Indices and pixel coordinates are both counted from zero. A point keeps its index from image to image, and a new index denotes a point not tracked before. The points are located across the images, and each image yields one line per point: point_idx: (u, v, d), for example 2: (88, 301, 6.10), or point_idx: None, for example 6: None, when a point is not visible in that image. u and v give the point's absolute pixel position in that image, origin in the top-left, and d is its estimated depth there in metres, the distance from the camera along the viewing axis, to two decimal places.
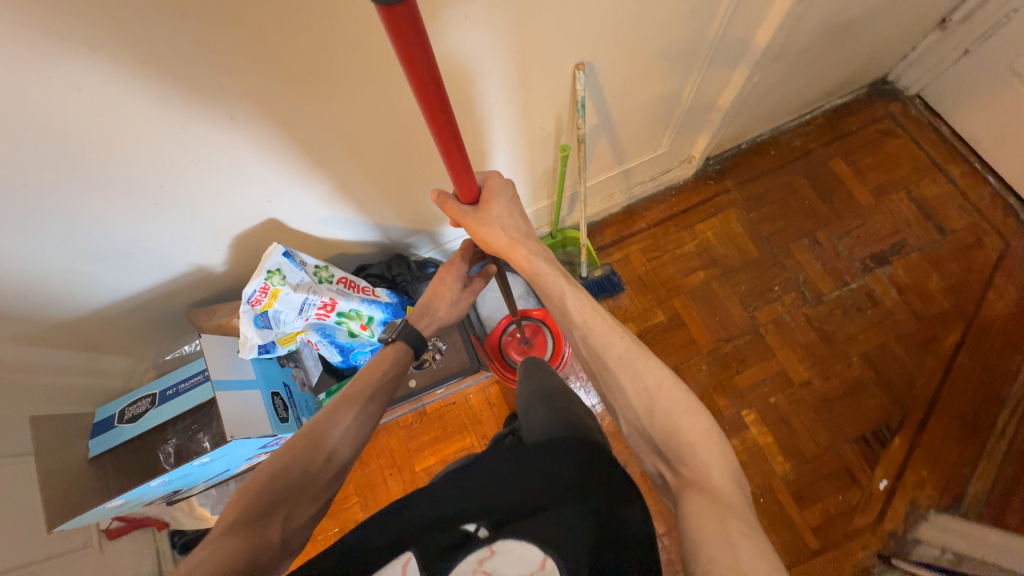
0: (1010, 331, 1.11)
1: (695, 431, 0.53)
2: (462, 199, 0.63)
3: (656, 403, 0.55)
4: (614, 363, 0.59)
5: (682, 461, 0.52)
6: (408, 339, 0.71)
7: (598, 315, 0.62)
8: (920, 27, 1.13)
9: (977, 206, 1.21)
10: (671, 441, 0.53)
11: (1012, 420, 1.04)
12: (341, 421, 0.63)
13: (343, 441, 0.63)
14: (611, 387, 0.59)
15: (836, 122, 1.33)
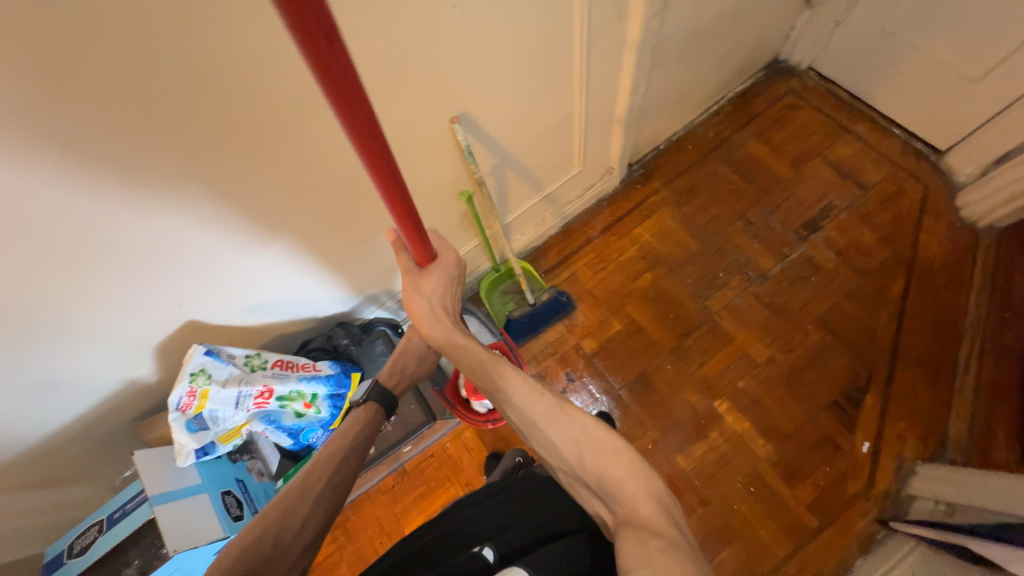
0: (952, 268, 1.14)
1: (619, 469, 0.55)
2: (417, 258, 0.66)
3: (583, 450, 0.58)
4: (541, 421, 0.61)
5: (616, 504, 0.54)
6: (378, 398, 0.75)
7: (518, 375, 0.66)
8: (789, 9, 1.20)
9: (891, 157, 1.26)
10: (602, 483, 0.55)
11: (972, 355, 1.06)
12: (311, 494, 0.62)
13: (315, 508, 0.62)
14: (544, 444, 0.61)
15: (743, 107, 1.39)
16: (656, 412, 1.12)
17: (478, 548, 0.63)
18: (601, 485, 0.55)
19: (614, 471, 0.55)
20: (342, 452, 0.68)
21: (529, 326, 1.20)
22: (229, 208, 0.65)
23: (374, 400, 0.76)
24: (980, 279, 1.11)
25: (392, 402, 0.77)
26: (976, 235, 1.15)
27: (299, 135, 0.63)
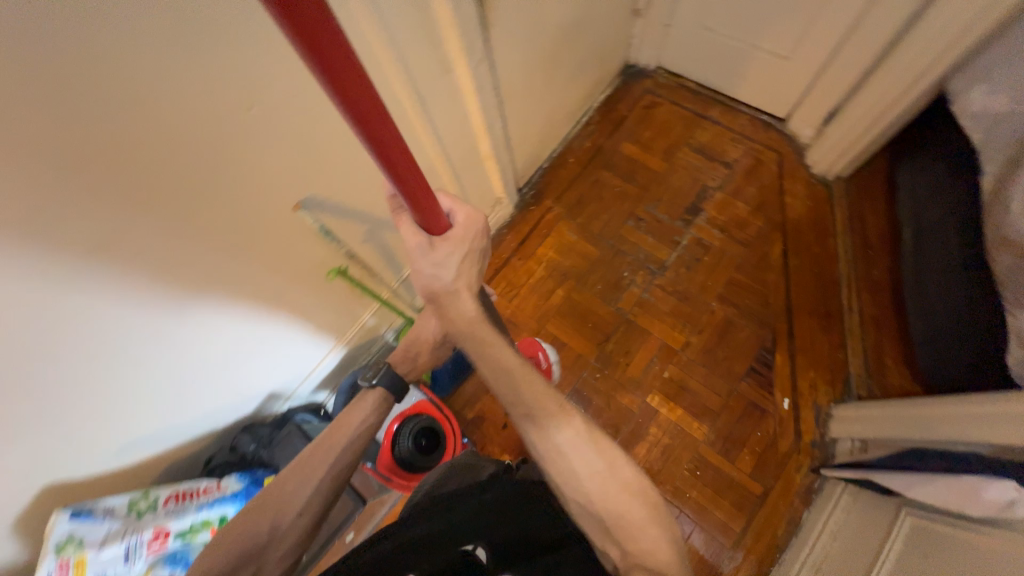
0: (818, 221, 1.26)
1: (639, 515, 0.61)
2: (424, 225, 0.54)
3: (608, 492, 0.62)
4: (567, 445, 0.63)
5: (627, 541, 0.60)
6: (388, 383, 0.78)
7: (558, 398, 0.65)
8: (621, 21, 1.30)
9: (745, 133, 1.38)
10: (621, 522, 0.60)
11: (851, 296, 1.17)
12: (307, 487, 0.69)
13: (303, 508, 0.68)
14: (560, 469, 0.63)
15: (610, 114, 1.47)
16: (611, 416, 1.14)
17: (472, 549, 0.59)
18: (613, 522, 0.60)
19: (633, 516, 0.61)
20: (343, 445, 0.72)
21: (455, 372, 1.20)
22: (54, 363, 0.58)
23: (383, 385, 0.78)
24: (842, 226, 1.24)
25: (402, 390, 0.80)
26: (829, 188, 1.28)
27: (115, 270, 0.58)
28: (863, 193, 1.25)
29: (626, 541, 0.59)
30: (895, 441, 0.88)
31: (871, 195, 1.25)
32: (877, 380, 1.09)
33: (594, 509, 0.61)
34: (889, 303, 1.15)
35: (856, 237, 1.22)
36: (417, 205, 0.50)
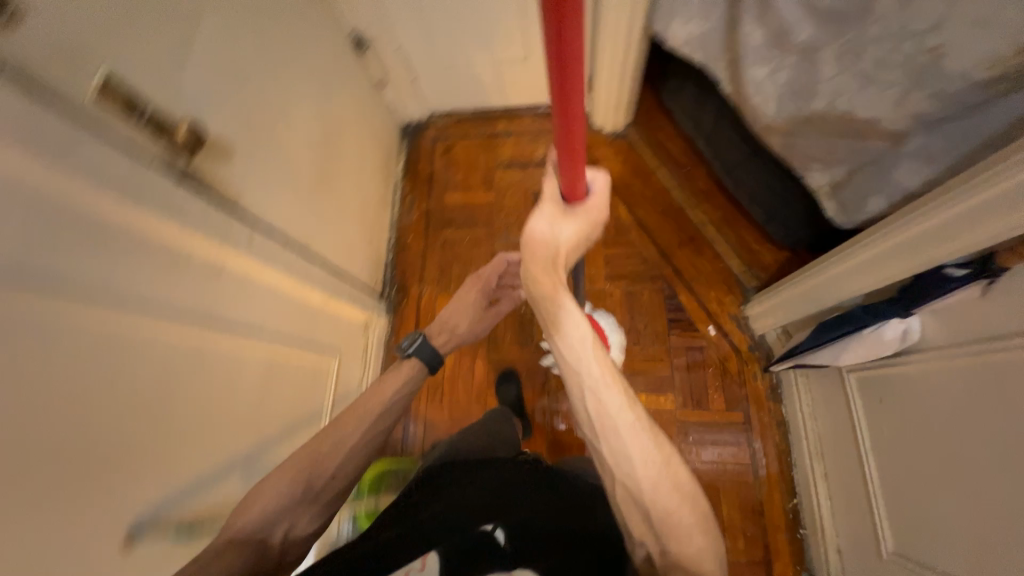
0: (636, 169, 1.37)
1: (689, 515, 0.51)
2: (569, 193, 0.59)
3: (659, 488, 0.51)
4: (625, 424, 0.53)
5: (672, 541, 0.50)
6: (424, 355, 0.83)
7: (614, 368, 0.57)
8: (369, 98, 1.26)
9: (537, 130, 1.45)
10: (668, 523, 0.50)
11: (697, 213, 1.30)
12: (346, 439, 0.69)
13: (342, 463, 0.68)
14: (613, 452, 0.53)
15: (417, 177, 1.45)
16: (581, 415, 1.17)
17: (491, 528, 0.55)
18: (660, 520, 0.50)
19: (685, 521, 0.51)
20: (381, 409, 0.74)
21: None
22: None
23: (422, 358, 0.83)
24: (655, 162, 1.37)
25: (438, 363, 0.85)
26: (627, 138, 1.40)
27: None
28: (652, 127, 1.39)
29: (680, 546, 0.49)
30: (793, 323, 0.97)
31: (658, 126, 1.39)
32: (756, 266, 1.22)
33: (641, 504, 0.51)
34: (724, 201, 1.29)
35: (670, 163, 1.36)
36: (569, 173, 0.55)
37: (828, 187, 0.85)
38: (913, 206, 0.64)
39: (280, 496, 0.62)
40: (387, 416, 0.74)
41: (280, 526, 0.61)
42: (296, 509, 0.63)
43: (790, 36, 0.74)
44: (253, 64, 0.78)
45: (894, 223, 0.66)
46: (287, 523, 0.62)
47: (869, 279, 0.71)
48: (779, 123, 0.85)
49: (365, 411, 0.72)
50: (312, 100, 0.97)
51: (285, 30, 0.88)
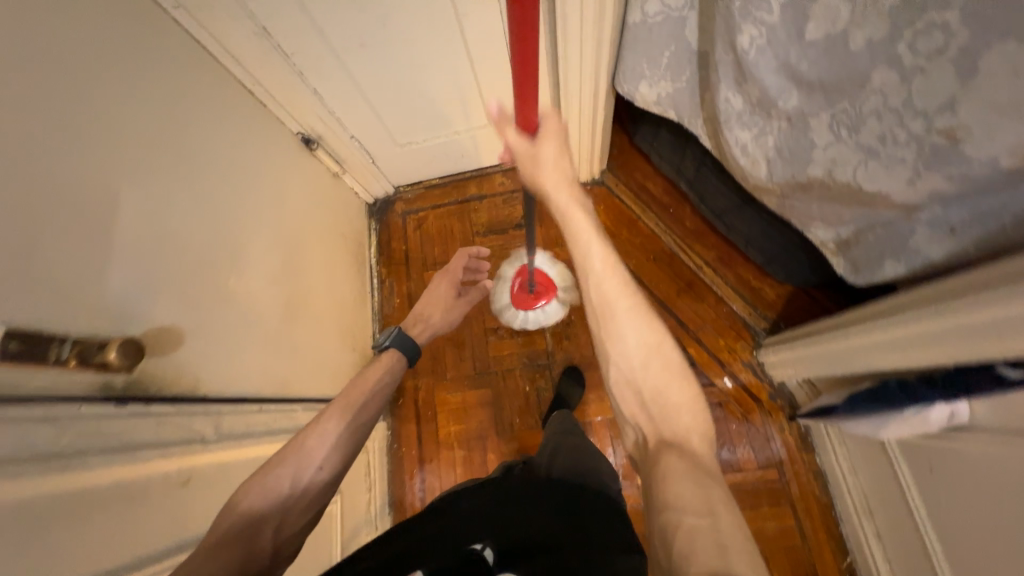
0: (620, 217, 1.31)
1: (686, 419, 0.51)
2: (523, 125, 0.60)
3: (654, 361, 0.53)
4: (623, 306, 0.54)
5: (666, 424, 0.51)
6: (398, 343, 0.85)
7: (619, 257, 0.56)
8: (328, 192, 1.18)
9: (510, 189, 1.38)
10: (661, 414, 0.51)
11: (691, 256, 1.24)
12: (330, 430, 0.65)
13: (329, 454, 0.64)
14: (609, 334, 0.54)
15: (393, 259, 1.36)
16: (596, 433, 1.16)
17: (480, 548, 0.50)
18: (654, 398, 0.52)
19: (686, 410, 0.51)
20: (366, 397, 0.71)
21: None
22: None
23: (397, 347, 0.85)
24: (639, 207, 1.30)
25: (414, 349, 0.86)
26: (604, 185, 1.34)
27: None
28: (629, 170, 1.33)
29: (675, 431, 0.50)
30: (817, 380, 0.91)
31: (635, 168, 1.33)
32: (762, 306, 1.17)
33: (635, 385, 0.53)
34: (717, 239, 1.23)
35: (654, 206, 1.30)
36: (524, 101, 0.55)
37: (834, 243, 0.80)
38: (946, 291, 0.58)
39: (262, 494, 0.58)
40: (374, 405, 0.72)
41: (265, 527, 0.56)
42: (282, 509, 0.58)
43: (774, 105, 0.68)
44: (191, 223, 0.69)
45: (925, 308, 0.60)
46: (272, 521, 0.57)
47: (900, 358, 0.66)
48: (774, 186, 0.79)
49: (354, 401, 0.70)
50: (267, 226, 0.89)
51: (225, 164, 0.80)
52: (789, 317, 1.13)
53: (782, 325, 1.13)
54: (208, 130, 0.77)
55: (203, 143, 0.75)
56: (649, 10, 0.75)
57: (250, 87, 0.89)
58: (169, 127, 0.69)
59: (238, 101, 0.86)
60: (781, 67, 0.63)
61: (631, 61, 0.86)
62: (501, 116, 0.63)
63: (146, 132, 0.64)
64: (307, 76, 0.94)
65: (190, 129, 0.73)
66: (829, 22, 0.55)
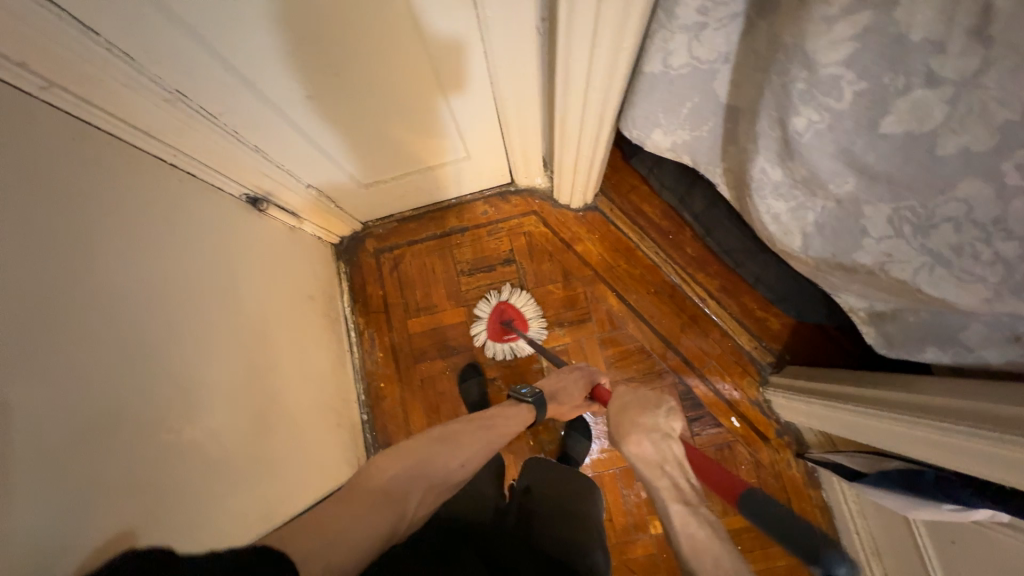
0: (617, 246, 1.20)
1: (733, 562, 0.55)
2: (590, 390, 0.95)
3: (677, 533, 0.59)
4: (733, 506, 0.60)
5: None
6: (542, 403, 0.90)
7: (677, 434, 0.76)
8: (289, 250, 1.01)
9: (495, 218, 1.24)
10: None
11: (694, 286, 1.17)
12: (466, 451, 0.75)
13: (465, 464, 0.74)
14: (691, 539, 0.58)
15: (370, 306, 1.23)
16: None
17: None
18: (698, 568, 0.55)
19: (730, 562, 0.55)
20: (499, 432, 0.83)
21: None
22: None
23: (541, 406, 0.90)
24: (636, 234, 1.20)
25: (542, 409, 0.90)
26: (599, 211, 1.22)
27: None
28: (623, 192, 1.21)
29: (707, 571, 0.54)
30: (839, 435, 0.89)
31: (630, 189, 1.20)
32: (767, 338, 1.12)
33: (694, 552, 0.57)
34: (719, 268, 1.15)
35: (652, 232, 1.19)
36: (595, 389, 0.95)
37: (865, 311, 0.74)
38: (953, 407, 0.61)
39: (419, 467, 0.67)
40: (509, 431, 0.84)
41: (411, 496, 0.64)
42: (427, 486, 0.67)
43: (824, 186, 0.58)
44: (122, 383, 0.54)
45: (931, 417, 0.63)
46: (418, 494, 0.65)
47: (904, 450, 0.68)
48: (807, 258, 0.71)
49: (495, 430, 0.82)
50: (223, 330, 0.74)
51: (159, 278, 0.63)
52: (795, 349, 1.09)
53: (788, 358, 1.09)
54: (130, 241, 0.60)
55: (122, 262, 0.58)
56: (672, 62, 0.61)
57: (171, 160, 0.70)
58: (67, 263, 0.51)
59: (161, 183, 0.68)
60: (839, 154, 0.53)
61: (643, 109, 0.72)
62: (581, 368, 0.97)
63: (35, 284, 0.48)
64: (244, 134, 0.75)
65: (101, 251, 0.56)
66: (914, 120, 0.45)
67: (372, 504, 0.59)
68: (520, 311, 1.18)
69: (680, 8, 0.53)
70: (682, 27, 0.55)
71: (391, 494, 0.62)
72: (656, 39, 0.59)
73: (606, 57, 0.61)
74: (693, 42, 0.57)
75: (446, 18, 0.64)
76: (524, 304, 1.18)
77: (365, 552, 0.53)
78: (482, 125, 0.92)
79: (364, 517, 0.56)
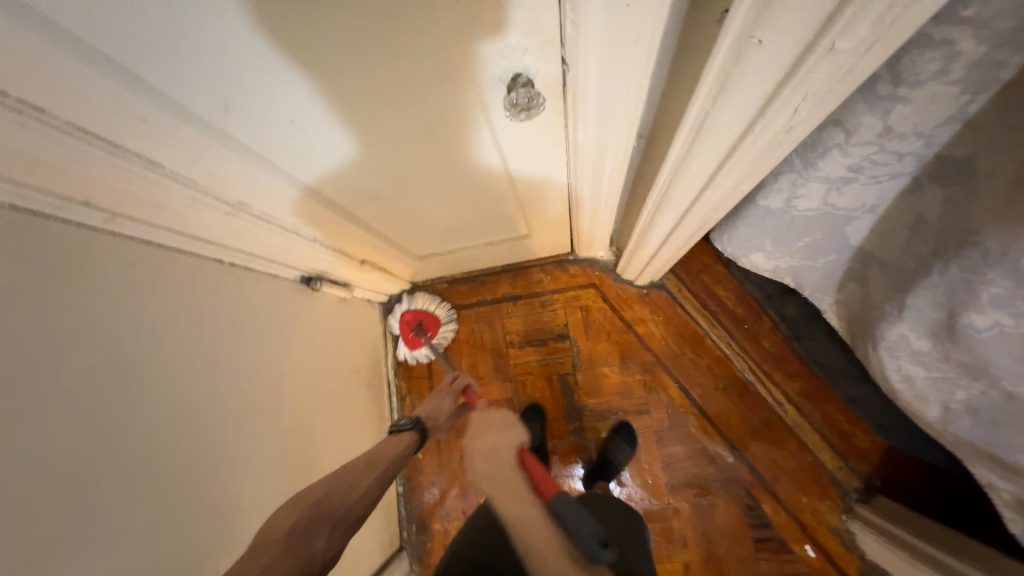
0: (683, 331, 1.09)
1: None
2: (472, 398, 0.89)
3: None
4: None
5: None
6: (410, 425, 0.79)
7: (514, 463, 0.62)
8: (338, 321, 0.97)
9: (550, 289, 1.16)
10: None
11: (770, 388, 1.03)
12: (354, 492, 0.65)
13: (349, 503, 0.64)
14: None
15: (414, 371, 1.19)
16: (679, 528, 1.03)
17: None
18: None
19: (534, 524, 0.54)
20: (369, 455, 0.71)
21: None
22: None
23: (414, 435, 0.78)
24: (707, 320, 1.08)
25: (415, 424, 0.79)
26: (667, 290, 1.11)
27: None
28: (694, 272, 1.09)
29: None
30: None
31: (702, 269, 1.09)
32: (855, 458, 0.97)
33: None
34: (803, 370, 1.00)
35: (725, 320, 1.06)
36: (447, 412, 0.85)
37: (1012, 497, 0.60)
38: None
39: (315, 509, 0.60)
40: (399, 459, 0.73)
41: (319, 538, 0.57)
42: (332, 523, 0.60)
43: (993, 378, 0.46)
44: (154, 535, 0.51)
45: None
46: (325, 532, 0.59)
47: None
48: (943, 429, 0.58)
49: (371, 458, 0.71)
50: (264, 434, 0.72)
51: (208, 399, 0.61)
52: (888, 475, 0.94)
53: (879, 484, 0.94)
54: (184, 367, 0.58)
55: (171, 391, 0.56)
56: (798, 204, 0.51)
57: (229, 261, 0.67)
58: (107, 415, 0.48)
59: (217, 287, 0.65)
60: None
61: (746, 233, 0.62)
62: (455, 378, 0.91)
63: (78, 448, 0.44)
64: (302, 229, 0.71)
65: (152, 386, 0.53)
66: None
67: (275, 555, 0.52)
68: (426, 312, 1.14)
69: (825, 162, 0.43)
70: (822, 179, 0.45)
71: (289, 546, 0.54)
72: (781, 180, 0.49)
73: (714, 199, 0.51)
74: (831, 192, 0.47)
75: (529, 138, 0.57)
76: (438, 308, 1.14)
77: None
78: (549, 212, 0.84)
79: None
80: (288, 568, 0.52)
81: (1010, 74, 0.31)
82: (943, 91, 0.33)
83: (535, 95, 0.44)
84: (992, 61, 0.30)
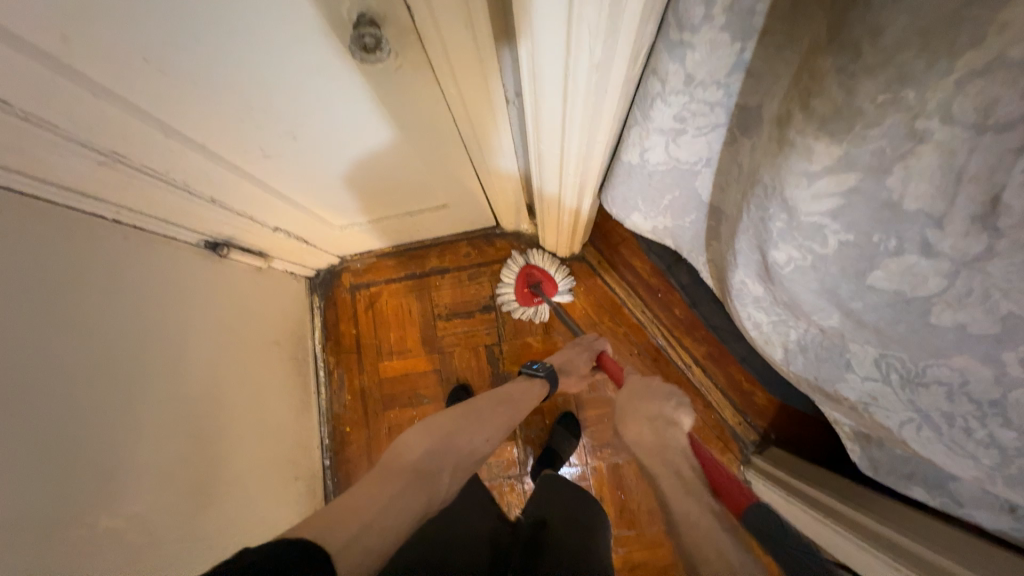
0: (602, 301, 1.14)
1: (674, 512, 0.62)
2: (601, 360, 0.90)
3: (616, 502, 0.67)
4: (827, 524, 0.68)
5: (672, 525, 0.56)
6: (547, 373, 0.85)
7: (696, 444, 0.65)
8: (253, 290, 0.96)
9: (477, 262, 1.19)
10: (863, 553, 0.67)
11: (680, 352, 1.10)
12: (483, 431, 0.73)
13: (484, 443, 0.72)
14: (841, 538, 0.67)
15: (342, 345, 1.19)
16: (597, 488, 1.08)
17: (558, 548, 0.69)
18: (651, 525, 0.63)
19: (670, 505, 0.55)
20: (502, 399, 0.79)
21: None
22: None
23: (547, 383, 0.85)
24: (624, 290, 1.14)
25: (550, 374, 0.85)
26: (587, 262, 1.16)
27: None
28: (613, 244, 1.15)
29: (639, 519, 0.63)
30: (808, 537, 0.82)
31: (620, 242, 1.14)
32: (753, 413, 1.05)
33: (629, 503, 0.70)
34: (709, 334, 1.08)
35: (641, 290, 1.13)
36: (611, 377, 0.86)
37: (850, 429, 0.67)
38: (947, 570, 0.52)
39: (445, 441, 0.67)
40: (523, 409, 0.81)
41: (442, 472, 0.64)
42: (454, 458, 0.67)
43: (806, 315, 0.52)
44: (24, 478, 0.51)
45: (906, 566, 0.55)
46: (447, 471, 0.65)
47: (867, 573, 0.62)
48: (788, 369, 0.65)
49: (505, 401, 0.79)
50: (166, 395, 0.71)
51: (94, 353, 0.60)
52: (781, 428, 1.03)
53: (773, 437, 1.03)
54: (63, 315, 0.57)
55: (47, 339, 0.55)
56: (649, 158, 0.55)
57: (112, 217, 0.66)
58: None
59: (100, 241, 0.64)
60: (822, 293, 0.46)
61: (620, 193, 0.67)
62: (590, 338, 0.94)
63: None
64: (197, 187, 0.71)
65: (22, 335, 0.52)
66: (906, 282, 0.38)
67: (403, 480, 0.59)
68: (552, 275, 1.11)
69: (655, 112, 0.47)
70: (657, 130, 0.50)
71: (418, 472, 0.61)
72: (632, 134, 0.53)
73: (577, 153, 0.55)
74: (670, 144, 0.51)
75: (406, 94, 0.59)
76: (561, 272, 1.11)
77: (392, 536, 0.52)
78: (459, 181, 0.87)
79: (397, 501, 0.55)
80: (409, 496, 0.58)
81: (761, 22, 0.36)
82: (717, 38, 0.38)
83: (377, 35, 0.47)
84: (742, 10, 0.35)
